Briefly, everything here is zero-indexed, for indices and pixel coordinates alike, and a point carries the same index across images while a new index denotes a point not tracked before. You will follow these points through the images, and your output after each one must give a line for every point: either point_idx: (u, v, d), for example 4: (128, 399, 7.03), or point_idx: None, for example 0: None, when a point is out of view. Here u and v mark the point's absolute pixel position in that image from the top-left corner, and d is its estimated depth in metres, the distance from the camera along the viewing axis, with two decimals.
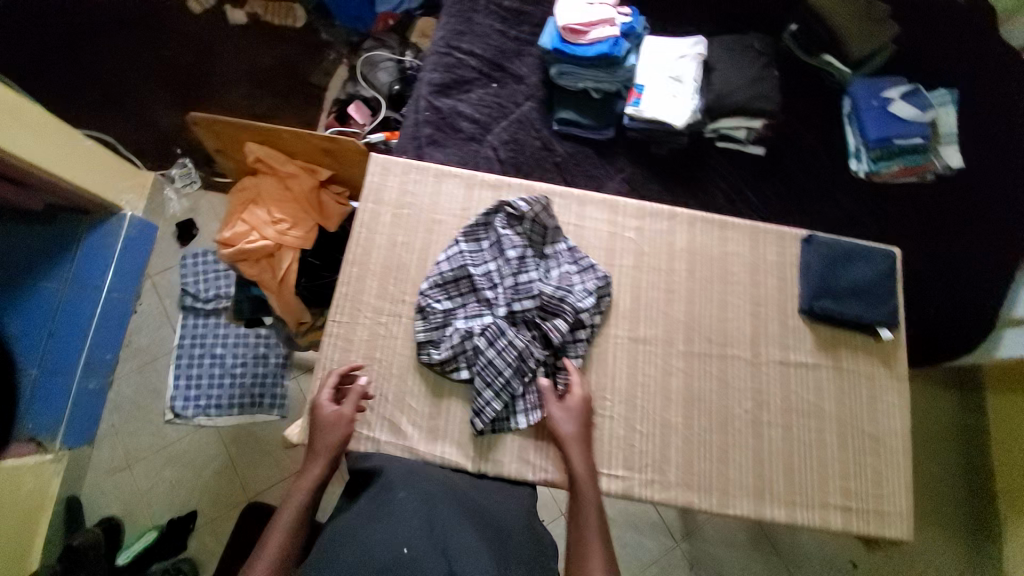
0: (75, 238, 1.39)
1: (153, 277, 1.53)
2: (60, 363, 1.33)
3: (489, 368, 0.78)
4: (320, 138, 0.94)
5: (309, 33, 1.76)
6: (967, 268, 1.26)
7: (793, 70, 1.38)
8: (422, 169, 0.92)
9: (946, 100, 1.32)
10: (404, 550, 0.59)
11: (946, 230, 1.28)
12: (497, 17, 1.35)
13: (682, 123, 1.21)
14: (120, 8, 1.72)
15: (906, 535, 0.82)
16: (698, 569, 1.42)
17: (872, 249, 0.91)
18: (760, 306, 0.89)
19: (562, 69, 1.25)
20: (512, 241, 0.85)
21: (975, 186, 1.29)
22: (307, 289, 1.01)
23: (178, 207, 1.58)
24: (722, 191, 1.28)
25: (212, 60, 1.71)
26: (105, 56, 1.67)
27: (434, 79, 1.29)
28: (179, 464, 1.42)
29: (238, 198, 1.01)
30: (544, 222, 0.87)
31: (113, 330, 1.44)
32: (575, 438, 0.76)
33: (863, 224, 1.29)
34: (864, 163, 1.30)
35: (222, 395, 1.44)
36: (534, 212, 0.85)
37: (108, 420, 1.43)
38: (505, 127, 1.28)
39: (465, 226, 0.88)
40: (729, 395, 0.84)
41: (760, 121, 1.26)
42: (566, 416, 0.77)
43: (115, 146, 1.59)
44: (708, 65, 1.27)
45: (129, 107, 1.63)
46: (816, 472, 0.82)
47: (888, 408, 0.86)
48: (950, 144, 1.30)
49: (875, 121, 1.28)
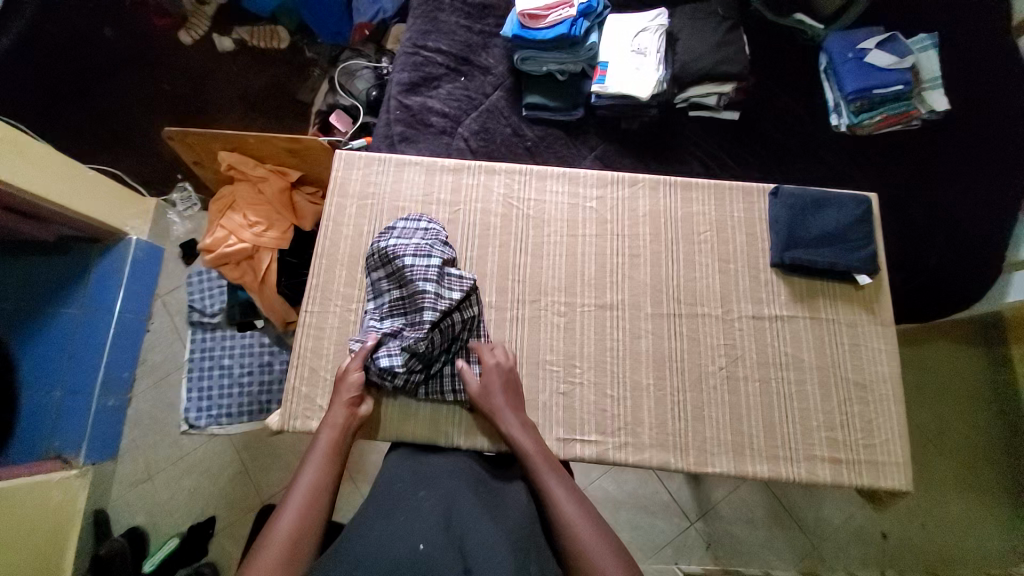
0: (89, 264, 1.48)
1: (163, 296, 1.61)
2: (79, 383, 1.41)
3: (385, 372, 0.79)
4: (283, 140, 0.98)
5: (294, 53, 1.85)
6: (969, 214, 1.20)
7: (764, 32, 1.35)
8: (384, 160, 0.95)
9: (925, 45, 1.24)
10: (421, 547, 0.56)
11: (939, 177, 1.23)
12: (462, 13, 1.38)
13: (647, 94, 1.20)
14: (120, 48, 1.83)
15: (906, 485, 0.80)
16: (717, 548, 1.37)
17: (842, 197, 0.91)
18: (729, 263, 0.90)
19: (524, 55, 1.26)
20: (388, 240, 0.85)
21: (967, 128, 1.24)
22: (288, 286, 1.06)
23: (182, 229, 1.66)
24: (698, 159, 1.28)
25: (205, 88, 1.80)
26: (109, 94, 1.78)
27: (403, 78, 1.32)
28: (197, 473, 1.47)
29: (218, 208, 1.07)
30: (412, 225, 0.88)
31: (128, 349, 1.52)
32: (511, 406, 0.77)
33: (851, 178, 1.25)
34: (845, 116, 1.26)
35: (231, 403, 1.48)
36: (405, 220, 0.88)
37: (130, 434, 1.50)
38: (475, 117, 1.30)
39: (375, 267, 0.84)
40: (701, 353, 0.85)
41: (730, 84, 1.22)
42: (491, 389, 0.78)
43: (121, 176, 1.68)
44: (672, 35, 1.27)
45: (132, 139, 1.73)
46: (798, 424, 0.82)
47: (872, 354, 0.86)
48: (933, 89, 1.23)
49: (851, 74, 1.22)
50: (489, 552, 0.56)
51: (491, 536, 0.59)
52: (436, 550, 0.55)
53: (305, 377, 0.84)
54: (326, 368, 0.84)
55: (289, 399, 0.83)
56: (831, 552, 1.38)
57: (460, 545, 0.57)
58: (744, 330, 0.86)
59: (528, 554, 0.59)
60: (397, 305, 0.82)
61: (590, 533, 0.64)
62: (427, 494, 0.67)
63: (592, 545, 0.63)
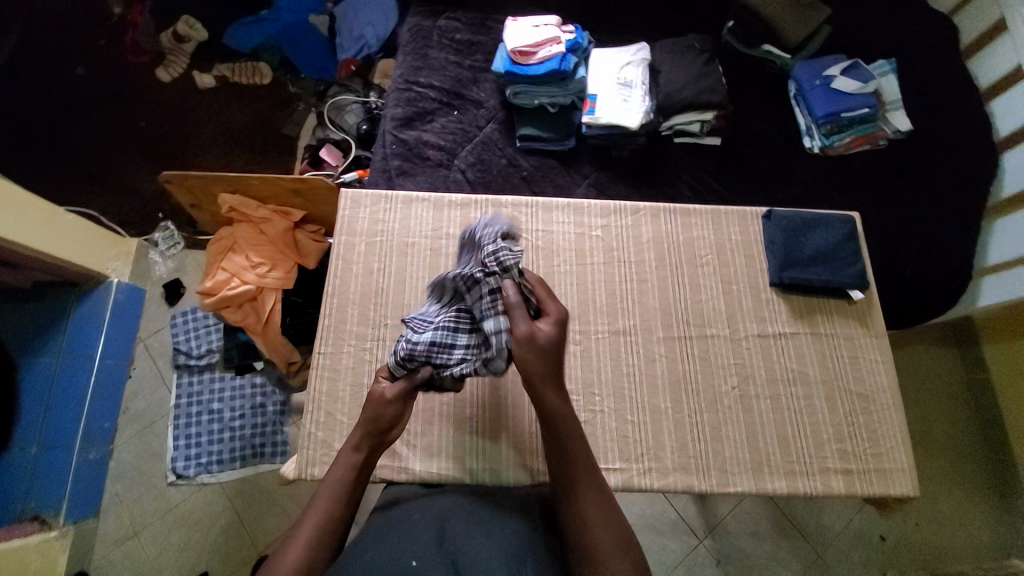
0: (66, 310, 1.39)
1: (146, 339, 1.54)
2: (59, 438, 1.32)
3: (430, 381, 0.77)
4: (288, 180, 0.98)
5: (278, 88, 1.84)
6: (935, 227, 1.30)
7: (737, 63, 1.44)
8: (391, 197, 0.96)
9: (885, 70, 1.35)
10: (413, 564, 0.57)
11: (907, 193, 1.32)
12: (451, 50, 1.42)
13: (636, 124, 1.25)
14: (95, 87, 1.80)
15: (913, 490, 0.83)
16: (727, 564, 1.38)
17: (830, 217, 0.96)
18: (731, 284, 0.94)
19: (517, 89, 1.30)
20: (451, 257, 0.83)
21: (928, 147, 1.34)
22: (293, 327, 1.03)
23: (164, 269, 1.61)
24: (686, 183, 1.33)
25: (187, 124, 1.78)
26: (84, 133, 1.74)
27: (397, 113, 1.34)
28: (187, 525, 1.39)
29: (217, 248, 1.04)
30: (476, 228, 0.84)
31: (109, 397, 1.44)
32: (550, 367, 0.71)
33: (828, 197, 1.33)
34: (817, 139, 1.35)
35: (222, 449, 1.42)
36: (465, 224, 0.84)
37: (112, 488, 1.41)
38: (470, 149, 1.33)
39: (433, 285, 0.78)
40: (713, 373, 0.88)
41: (711, 112, 1.29)
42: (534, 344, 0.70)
43: (99, 218, 1.62)
44: (654, 68, 1.34)
45: (110, 178, 1.68)
46: (810, 438, 0.85)
47: (872, 366, 0.90)
48: (895, 111, 1.33)
49: (820, 99, 1.32)
50: (480, 564, 0.57)
51: (483, 550, 0.59)
52: (428, 566, 0.56)
53: (321, 422, 0.82)
54: (342, 412, 0.82)
55: (304, 446, 0.81)
56: (833, 558, 1.39)
57: (451, 558, 0.58)
58: (752, 349, 0.90)
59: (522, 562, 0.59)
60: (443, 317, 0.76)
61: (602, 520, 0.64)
62: (422, 517, 0.68)
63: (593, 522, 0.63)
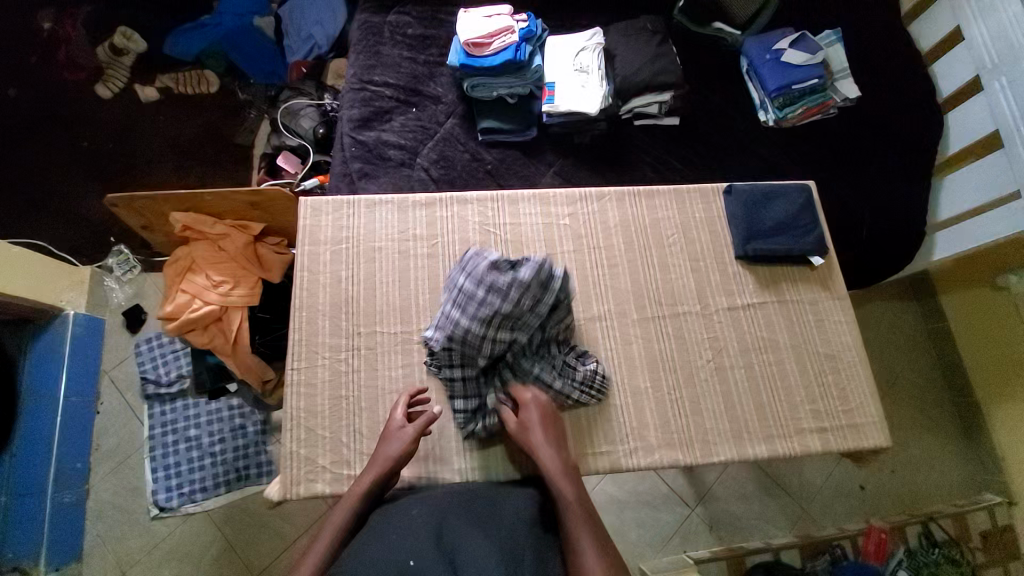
0: (23, 348, 1.33)
1: (110, 372, 1.47)
2: (29, 484, 1.26)
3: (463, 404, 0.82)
4: (243, 194, 0.95)
5: (227, 97, 1.77)
6: (887, 189, 1.35)
7: (690, 41, 1.46)
8: (353, 201, 0.93)
9: (831, 40, 1.39)
10: (412, 562, 0.58)
11: (858, 159, 1.37)
12: (404, 46, 1.39)
13: (595, 109, 1.26)
14: (26, 109, 1.68)
15: (884, 440, 0.87)
16: (719, 529, 1.43)
17: (787, 187, 0.99)
18: (699, 261, 0.96)
19: (473, 82, 1.29)
20: (456, 292, 0.83)
21: (875, 112, 1.40)
22: (264, 345, 1.02)
23: (122, 296, 1.53)
24: (649, 164, 1.35)
25: (132, 142, 1.69)
26: (19, 159, 1.63)
27: (353, 115, 1.30)
28: (176, 558, 1.35)
29: (174, 270, 0.99)
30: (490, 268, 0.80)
31: (78, 436, 1.37)
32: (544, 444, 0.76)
33: (785, 168, 1.37)
34: (771, 112, 1.38)
35: (205, 477, 1.38)
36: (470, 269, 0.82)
37: (93, 530, 1.35)
38: (432, 146, 1.31)
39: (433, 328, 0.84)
40: (688, 349, 0.90)
41: (668, 93, 1.30)
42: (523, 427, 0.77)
43: (46, 249, 1.53)
44: (609, 52, 1.34)
45: (53, 205, 1.59)
46: (784, 402, 0.88)
47: (836, 326, 0.94)
48: (843, 79, 1.36)
49: (772, 73, 1.34)
50: (477, 559, 0.59)
51: (480, 545, 0.61)
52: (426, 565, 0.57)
53: (302, 439, 0.80)
54: (323, 426, 0.81)
55: (287, 466, 0.79)
56: (818, 510, 1.45)
57: (450, 556, 0.59)
58: (723, 322, 0.92)
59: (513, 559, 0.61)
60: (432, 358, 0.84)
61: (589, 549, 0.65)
62: (418, 510, 0.68)
63: (581, 542, 0.65)
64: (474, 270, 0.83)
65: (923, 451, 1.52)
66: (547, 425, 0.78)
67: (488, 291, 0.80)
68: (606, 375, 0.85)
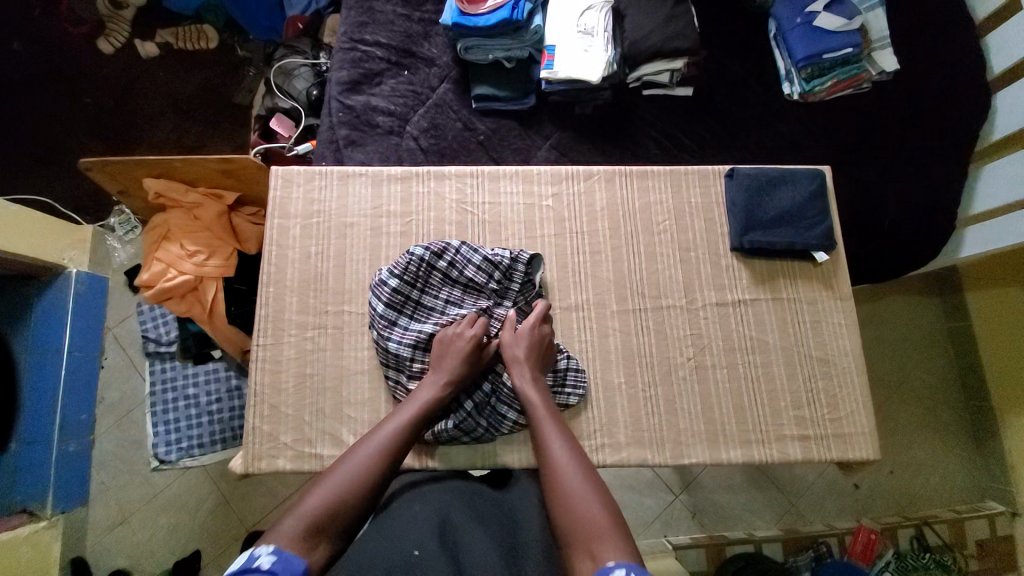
0: (29, 300, 1.36)
1: (113, 329, 1.52)
2: (36, 432, 1.31)
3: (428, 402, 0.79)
4: (214, 162, 0.92)
5: (226, 53, 1.71)
6: (918, 176, 1.22)
7: (712, 1, 1.32)
8: (326, 173, 0.89)
9: (873, 3, 1.24)
10: (416, 553, 0.57)
11: (890, 140, 1.24)
12: (398, 1, 1.29)
13: (597, 77, 1.16)
14: (28, 61, 1.67)
15: (872, 453, 0.82)
16: (702, 517, 1.41)
17: (797, 173, 0.90)
18: (690, 251, 0.89)
19: (467, 44, 1.20)
20: (389, 293, 0.81)
21: (916, 88, 1.25)
22: (239, 316, 0.99)
23: (124, 256, 1.56)
24: (654, 140, 1.25)
25: (132, 98, 1.66)
26: (24, 113, 1.63)
27: (342, 77, 1.24)
28: (175, 508, 1.41)
29: (151, 237, 0.99)
30: (439, 255, 0.82)
31: (82, 389, 1.42)
32: (529, 361, 0.78)
33: (806, 149, 1.25)
34: (797, 84, 1.25)
35: (202, 433, 1.42)
36: (421, 254, 0.82)
37: (98, 477, 1.43)
38: (423, 113, 1.24)
39: (382, 322, 0.81)
40: (668, 345, 0.85)
41: (681, 60, 1.19)
42: (516, 340, 0.79)
43: (53, 206, 1.55)
44: (618, 12, 1.22)
45: (57, 162, 1.60)
46: (767, 406, 0.83)
47: (834, 328, 0.87)
48: (882, 49, 1.22)
49: (801, 40, 1.21)
50: (483, 556, 0.58)
51: (483, 544, 0.60)
52: (430, 558, 0.57)
53: (266, 415, 0.80)
54: (287, 404, 0.80)
55: (250, 441, 0.79)
56: (807, 506, 1.42)
57: (455, 550, 0.59)
58: (709, 318, 0.86)
59: (516, 557, 0.61)
60: (381, 365, 0.81)
61: (570, 464, 0.67)
62: (421, 505, 0.68)
63: (578, 486, 0.64)
64: (408, 267, 0.82)
65: (928, 453, 1.45)
66: (533, 346, 0.78)
67: (423, 291, 0.83)
68: (579, 368, 0.82)
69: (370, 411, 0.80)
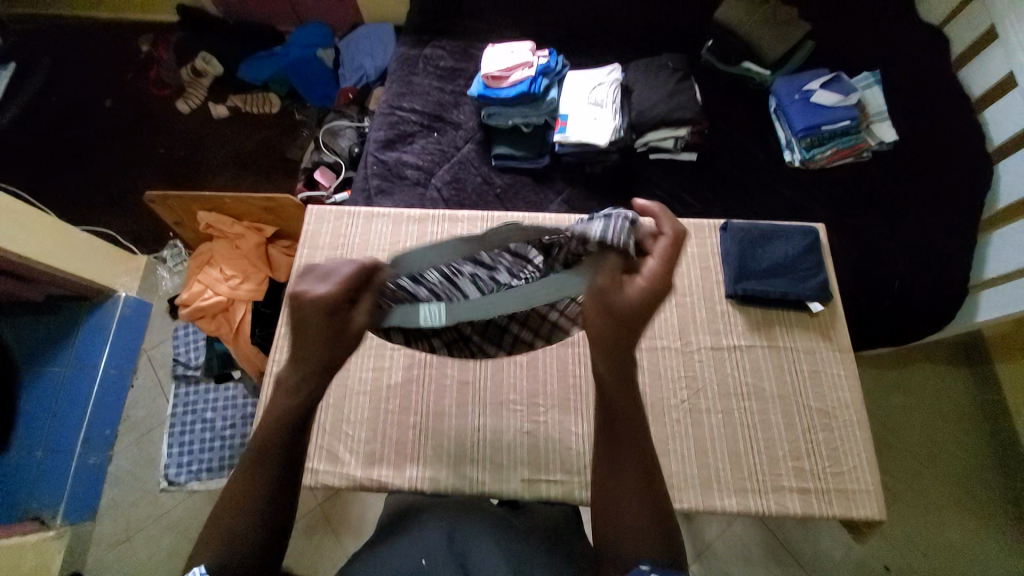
0: (77, 320, 1.49)
1: (149, 351, 1.62)
2: (60, 443, 1.39)
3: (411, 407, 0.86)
4: (258, 199, 1.06)
5: (285, 116, 1.95)
6: (925, 238, 1.24)
7: (717, 81, 1.45)
8: (353, 213, 1.01)
9: (869, 82, 1.34)
10: (423, 562, 0.59)
11: (894, 206, 1.28)
12: (435, 76, 1.49)
13: (606, 140, 1.27)
14: (122, 119, 1.95)
15: (877, 513, 0.78)
16: None
17: (790, 228, 0.96)
18: (685, 296, 0.93)
19: (490, 112, 1.36)
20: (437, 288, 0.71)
21: (915, 158, 1.31)
22: (261, 337, 1.08)
23: (171, 284, 1.69)
24: (660, 198, 1.33)
25: (201, 150, 1.91)
26: (110, 161, 1.88)
27: (379, 136, 1.40)
28: (176, 531, 1.42)
29: (197, 263, 1.14)
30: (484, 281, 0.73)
31: (112, 406, 1.51)
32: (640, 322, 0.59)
33: (811, 210, 1.30)
34: (797, 152, 1.33)
35: (212, 457, 1.45)
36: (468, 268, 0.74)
37: (110, 493, 1.46)
38: (447, 168, 1.37)
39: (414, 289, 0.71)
40: (662, 386, 0.86)
41: (685, 128, 1.30)
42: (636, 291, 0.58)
43: (116, 238, 1.74)
44: (627, 88, 1.36)
45: (127, 202, 1.81)
46: (764, 455, 0.82)
47: (835, 381, 0.87)
48: (880, 122, 1.31)
49: (799, 113, 1.30)
50: (493, 563, 0.58)
51: (492, 552, 0.60)
52: (437, 565, 0.58)
53: None
54: None
55: None
56: None
57: (462, 559, 0.59)
58: (704, 361, 0.88)
59: (525, 566, 0.60)
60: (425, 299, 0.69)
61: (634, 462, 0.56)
62: (433, 517, 0.68)
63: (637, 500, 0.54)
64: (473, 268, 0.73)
65: (972, 540, 1.31)
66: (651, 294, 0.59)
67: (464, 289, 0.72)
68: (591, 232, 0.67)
69: (367, 428, 0.86)
